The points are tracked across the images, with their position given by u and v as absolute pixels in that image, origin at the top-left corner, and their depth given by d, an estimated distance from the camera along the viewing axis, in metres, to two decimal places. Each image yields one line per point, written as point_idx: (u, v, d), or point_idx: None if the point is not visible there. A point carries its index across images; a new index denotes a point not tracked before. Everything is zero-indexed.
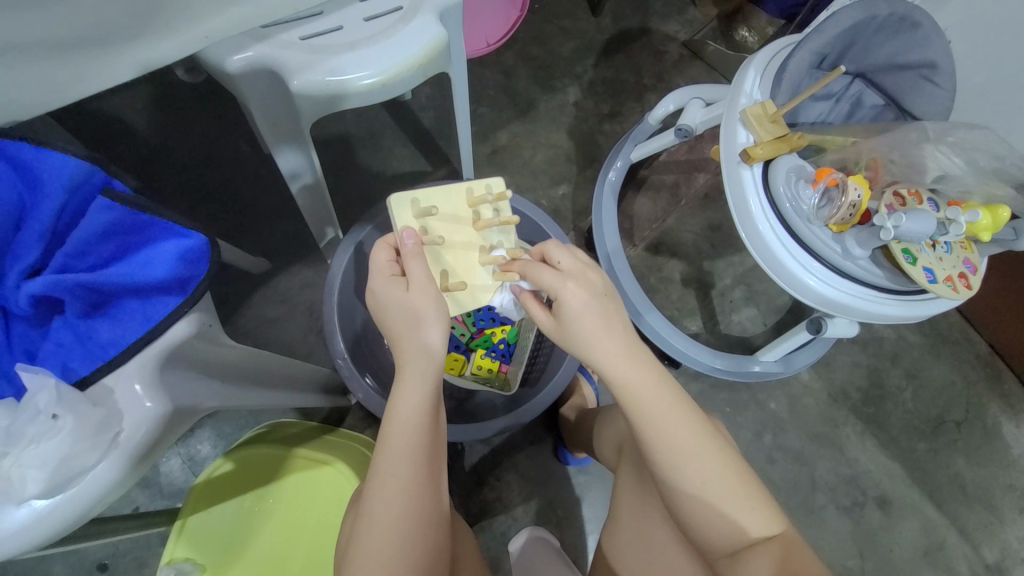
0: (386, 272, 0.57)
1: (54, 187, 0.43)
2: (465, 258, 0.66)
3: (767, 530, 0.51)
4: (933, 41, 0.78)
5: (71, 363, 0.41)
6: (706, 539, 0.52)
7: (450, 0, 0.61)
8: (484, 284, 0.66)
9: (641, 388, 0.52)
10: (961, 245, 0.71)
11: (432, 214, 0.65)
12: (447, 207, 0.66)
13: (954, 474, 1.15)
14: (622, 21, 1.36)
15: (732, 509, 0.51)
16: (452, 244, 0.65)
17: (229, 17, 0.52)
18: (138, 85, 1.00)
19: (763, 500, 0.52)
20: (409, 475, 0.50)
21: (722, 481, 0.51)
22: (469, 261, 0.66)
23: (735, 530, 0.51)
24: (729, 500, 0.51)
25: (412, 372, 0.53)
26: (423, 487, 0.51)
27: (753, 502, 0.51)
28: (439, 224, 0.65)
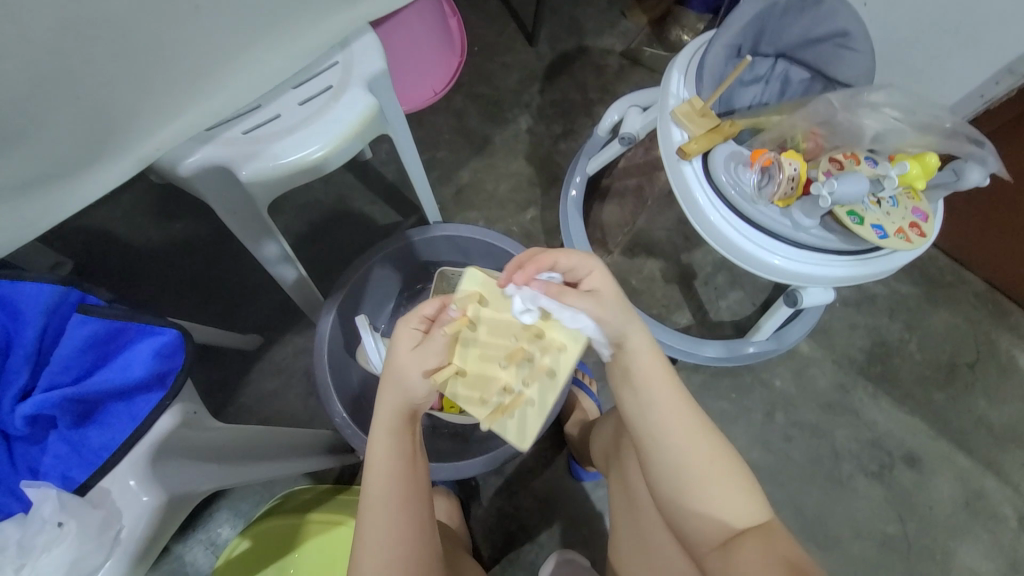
0: (414, 320, 0.55)
1: (32, 312, 0.46)
2: (480, 372, 0.54)
3: (748, 517, 0.52)
4: (840, 11, 0.81)
5: (71, 472, 0.44)
6: (692, 530, 0.53)
7: (374, 69, 0.66)
8: (479, 402, 0.53)
9: (647, 366, 0.55)
10: (907, 196, 0.73)
11: (499, 324, 0.55)
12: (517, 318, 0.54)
13: (978, 417, 1.13)
14: (560, 45, 1.43)
15: (712, 497, 0.52)
16: (486, 358, 0.54)
17: (171, 129, 0.58)
18: (115, 196, 1.06)
19: (741, 485, 0.53)
20: (393, 523, 0.52)
21: (705, 465, 0.53)
22: (485, 375, 0.54)
23: (718, 519, 0.52)
24: (712, 486, 0.52)
25: (383, 426, 0.54)
26: (411, 532, 0.52)
27: (732, 488, 0.52)
28: (494, 324, 0.55)
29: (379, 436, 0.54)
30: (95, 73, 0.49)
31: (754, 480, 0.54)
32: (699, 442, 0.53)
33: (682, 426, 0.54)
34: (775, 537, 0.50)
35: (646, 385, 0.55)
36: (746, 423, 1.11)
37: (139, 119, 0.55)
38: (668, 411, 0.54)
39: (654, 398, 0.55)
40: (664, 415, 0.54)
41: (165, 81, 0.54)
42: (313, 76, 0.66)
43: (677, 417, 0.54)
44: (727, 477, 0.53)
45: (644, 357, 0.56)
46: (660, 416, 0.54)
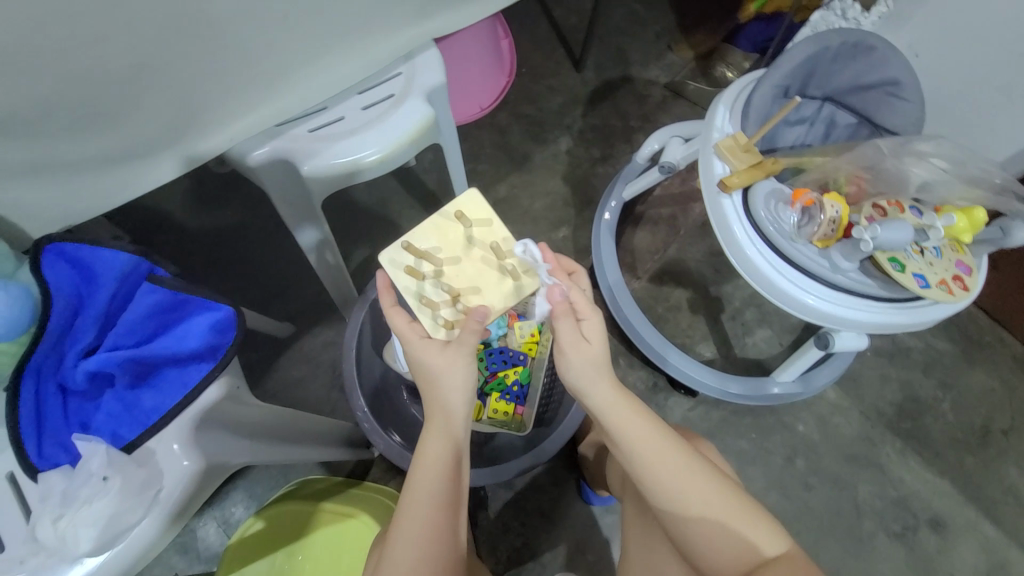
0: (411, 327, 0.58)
1: (107, 277, 0.50)
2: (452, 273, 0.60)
3: (770, 545, 0.52)
4: (892, 60, 0.82)
5: (121, 429, 0.47)
6: (713, 566, 0.53)
7: (434, 82, 0.70)
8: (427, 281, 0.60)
9: (624, 420, 0.55)
10: (951, 248, 0.72)
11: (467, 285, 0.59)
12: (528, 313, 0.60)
13: (1012, 487, 1.08)
14: (605, 73, 1.47)
15: (730, 529, 0.52)
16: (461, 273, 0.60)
17: (245, 121, 0.62)
18: (175, 179, 1.13)
19: (753, 516, 0.53)
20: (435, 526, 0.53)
21: (711, 500, 0.53)
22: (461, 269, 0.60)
23: (738, 552, 0.52)
24: (723, 523, 0.52)
25: (440, 429, 0.56)
26: (447, 535, 0.54)
27: (744, 520, 0.53)
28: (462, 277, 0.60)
29: (428, 441, 0.56)
30: (184, 67, 0.53)
31: (765, 506, 0.55)
32: (701, 480, 0.53)
33: (677, 468, 0.53)
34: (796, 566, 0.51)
35: (631, 436, 0.54)
36: (763, 465, 1.08)
37: (217, 112, 0.59)
38: (656, 462, 0.53)
39: (640, 451, 0.54)
40: (657, 462, 0.54)
41: (245, 78, 0.58)
42: (377, 84, 0.70)
43: (668, 462, 0.54)
44: (738, 510, 0.53)
45: (621, 406, 0.55)
46: (652, 462, 0.54)
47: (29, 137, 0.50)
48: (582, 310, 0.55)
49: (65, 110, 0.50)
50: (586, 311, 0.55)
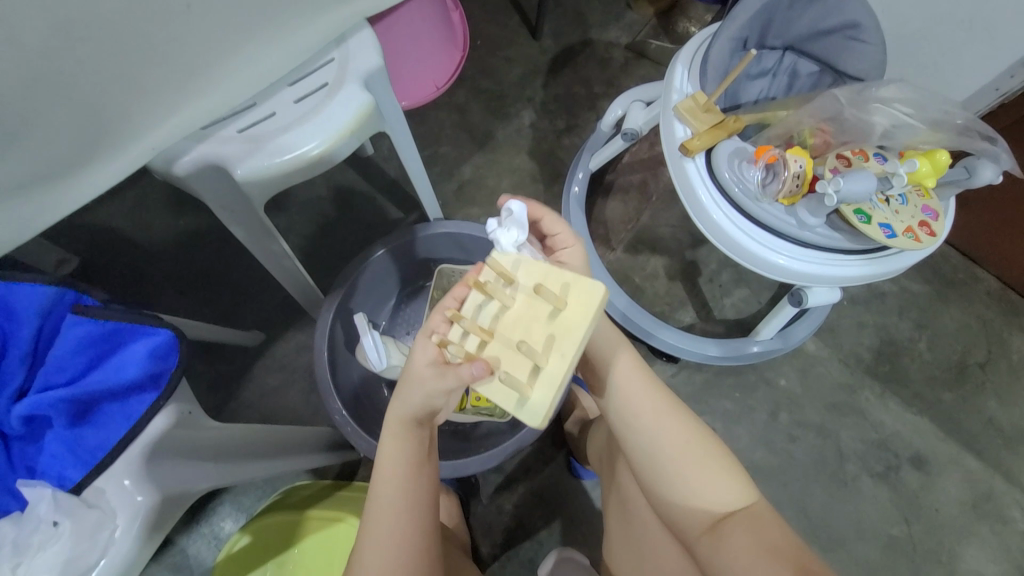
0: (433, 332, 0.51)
1: (26, 314, 0.46)
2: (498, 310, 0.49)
3: (734, 500, 0.52)
4: (849, 2, 0.79)
5: (66, 471, 0.44)
6: (680, 517, 0.54)
7: (370, 66, 0.65)
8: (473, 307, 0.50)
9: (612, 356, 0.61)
10: (918, 193, 0.71)
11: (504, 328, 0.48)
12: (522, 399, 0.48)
13: (987, 418, 1.11)
14: (564, 38, 1.41)
15: (694, 479, 0.53)
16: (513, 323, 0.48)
17: (169, 126, 0.57)
18: (119, 192, 1.07)
19: (721, 466, 0.53)
20: (406, 519, 0.53)
21: (679, 443, 0.55)
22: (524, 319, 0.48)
23: (702, 505, 0.52)
24: (693, 468, 0.53)
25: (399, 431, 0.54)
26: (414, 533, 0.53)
27: (708, 468, 0.53)
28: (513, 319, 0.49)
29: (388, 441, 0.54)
30: (82, 74, 0.48)
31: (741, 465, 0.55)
32: (671, 422, 0.56)
33: (653, 407, 0.57)
34: (758, 518, 0.50)
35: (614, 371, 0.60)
36: (749, 422, 1.10)
37: (134, 120, 0.54)
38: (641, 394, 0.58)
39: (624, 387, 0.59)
40: (635, 400, 0.58)
41: (157, 80, 0.53)
42: (309, 73, 0.65)
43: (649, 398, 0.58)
44: (703, 457, 0.54)
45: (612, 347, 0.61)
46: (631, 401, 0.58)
47: None
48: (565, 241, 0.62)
49: None
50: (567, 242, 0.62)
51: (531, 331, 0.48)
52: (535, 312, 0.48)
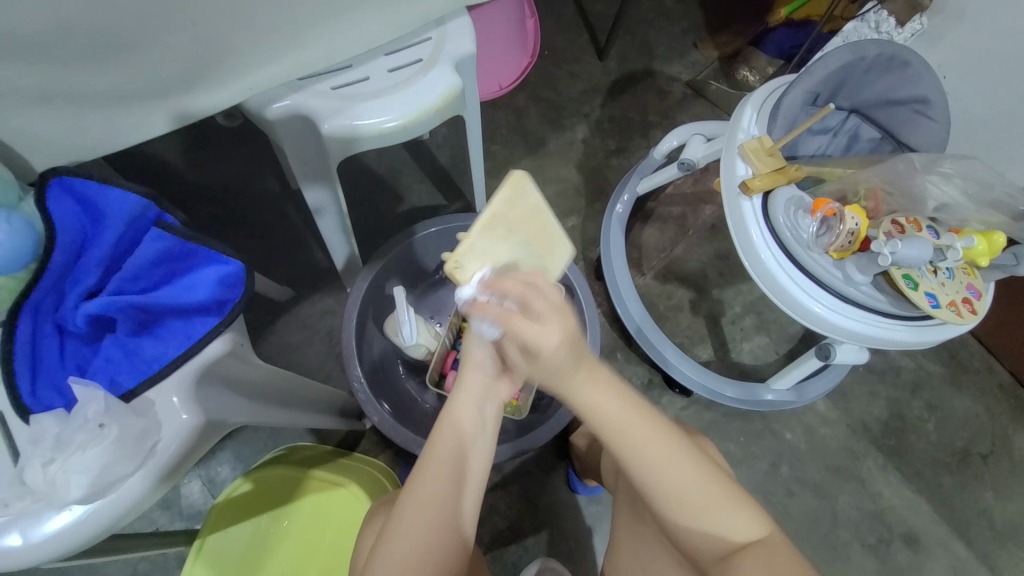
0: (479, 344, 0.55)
1: (115, 219, 0.48)
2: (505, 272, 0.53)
3: (748, 533, 0.52)
4: (924, 78, 0.81)
5: (119, 377, 0.45)
6: (696, 545, 0.53)
7: (464, 52, 0.68)
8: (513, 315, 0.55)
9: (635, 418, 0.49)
10: (963, 271, 0.72)
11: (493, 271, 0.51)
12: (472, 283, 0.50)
13: (984, 510, 1.10)
14: (628, 64, 1.44)
15: (714, 519, 0.52)
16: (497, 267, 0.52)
17: (267, 72, 0.60)
18: (181, 129, 1.09)
19: (739, 505, 0.52)
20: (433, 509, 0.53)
21: (699, 497, 0.51)
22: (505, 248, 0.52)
23: (720, 536, 0.52)
24: (714, 507, 0.51)
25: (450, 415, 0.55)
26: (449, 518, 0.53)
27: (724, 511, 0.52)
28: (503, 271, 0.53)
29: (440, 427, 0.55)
30: (207, 4, 0.51)
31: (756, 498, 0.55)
32: (695, 471, 0.51)
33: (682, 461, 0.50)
34: (777, 554, 0.51)
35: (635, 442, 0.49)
36: (749, 469, 1.10)
37: (239, 59, 0.57)
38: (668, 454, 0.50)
39: (650, 446, 0.49)
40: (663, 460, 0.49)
41: (269, 26, 0.56)
42: (405, 47, 0.67)
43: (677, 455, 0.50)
44: (720, 499, 0.52)
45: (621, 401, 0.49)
46: (652, 467, 0.50)
47: (43, 60, 0.49)
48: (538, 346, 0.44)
49: (84, 35, 0.48)
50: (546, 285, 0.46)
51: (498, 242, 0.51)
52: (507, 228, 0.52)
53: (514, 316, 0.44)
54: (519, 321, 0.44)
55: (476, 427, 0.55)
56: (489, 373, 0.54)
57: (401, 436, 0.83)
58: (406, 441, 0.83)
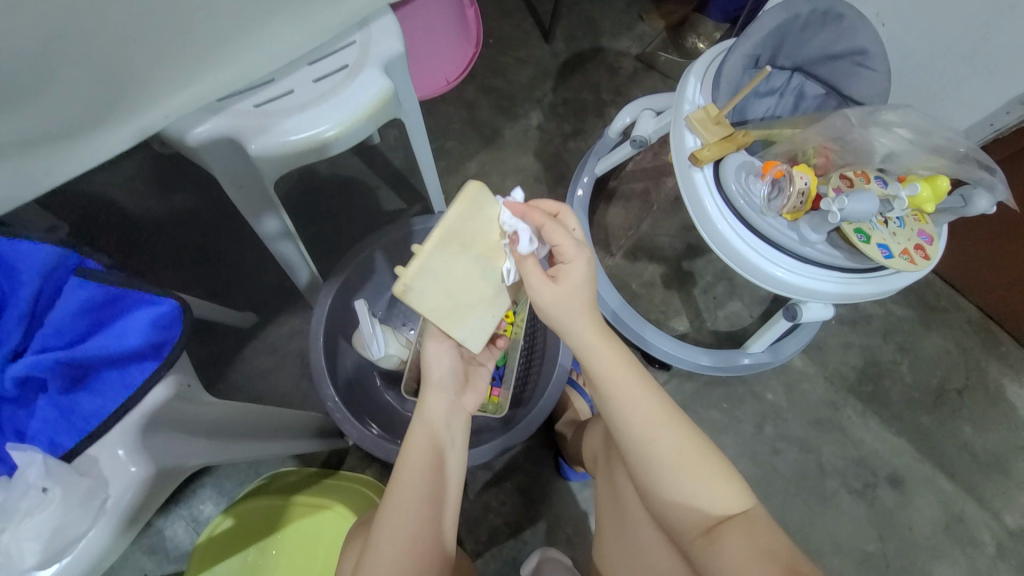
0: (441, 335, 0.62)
1: (30, 272, 0.46)
2: (456, 278, 0.53)
3: (730, 504, 0.52)
4: (860, 29, 0.81)
5: (58, 437, 0.43)
6: (675, 519, 0.54)
7: (391, 53, 0.66)
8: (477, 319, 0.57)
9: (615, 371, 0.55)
10: (913, 218, 0.74)
11: (442, 284, 0.53)
12: (429, 287, 0.52)
13: (963, 443, 1.14)
14: (575, 44, 1.42)
15: (690, 484, 0.52)
16: (449, 271, 0.53)
17: (182, 96, 0.57)
18: (116, 162, 1.04)
19: (714, 469, 0.53)
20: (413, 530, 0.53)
21: (677, 458, 0.53)
22: (455, 264, 0.53)
23: (697, 507, 0.52)
24: (691, 474, 0.53)
25: (422, 425, 0.58)
26: (427, 528, 0.54)
27: (704, 477, 0.53)
28: (452, 287, 0.54)
29: (414, 441, 0.57)
30: (104, 34, 0.48)
31: (734, 469, 0.54)
32: (668, 433, 0.54)
33: (656, 414, 0.54)
34: (756, 527, 0.50)
35: (613, 390, 0.55)
36: (736, 434, 1.12)
37: (151, 85, 0.54)
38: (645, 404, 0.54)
39: (625, 394, 0.55)
40: (637, 412, 0.54)
41: (179, 49, 0.53)
42: (329, 54, 0.65)
43: (651, 407, 0.54)
44: (698, 464, 0.53)
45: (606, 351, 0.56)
46: (630, 417, 0.54)
47: None
48: (563, 256, 0.53)
49: None
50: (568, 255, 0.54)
51: (452, 264, 0.53)
52: (467, 239, 0.53)
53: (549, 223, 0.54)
54: (551, 230, 0.53)
55: (450, 431, 0.60)
56: (450, 389, 0.61)
57: (383, 450, 0.82)
58: (388, 453, 0.81)
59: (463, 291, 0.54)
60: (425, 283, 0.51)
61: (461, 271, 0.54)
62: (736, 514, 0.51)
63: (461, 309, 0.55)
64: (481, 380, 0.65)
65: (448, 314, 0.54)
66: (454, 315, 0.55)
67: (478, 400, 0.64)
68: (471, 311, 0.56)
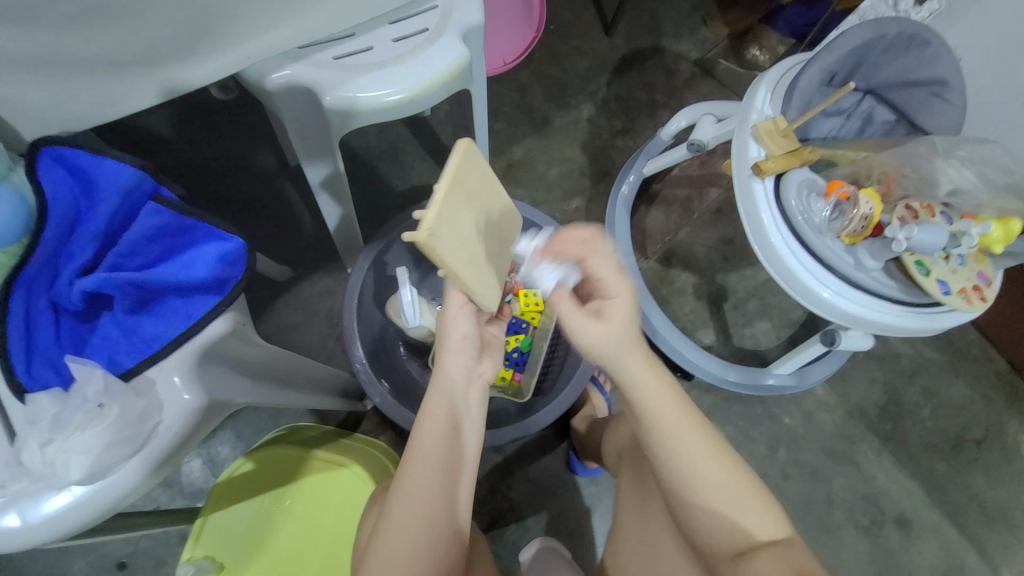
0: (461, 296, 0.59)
1: (109, 192, 0.46)
2: (461, 230, 0.52)
3: (766, 531, 0.52)
4: (943, 59, 0.79)
5: (118, 356, 0.44)
6: (707, 542, 0.53)
7: (472, 22, 0.65)
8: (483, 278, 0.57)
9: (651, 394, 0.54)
10: (974, 258, 0.72)
11: (451, 238, 0.50)
12: (443, 241, 0.49)
13: (975, 494, 1.12)
14: (635, 41, 1.40)
15: (727, 511, 0.52)
16: (456, 224, 0.51)
17: (264, 39, 0.57)
18: (174, 101, 1.05)
19: (751, 495, 0.53)
20: (426, 497, 0.53)
21: (714, 482, 0.52)
22: (462, 215, 0.51)
23: (731, 533, 0.52)
24: (729, 501, 0.52)
25: (442, 391, 0.57)
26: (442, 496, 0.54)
27: (744, 500, 0.52)
28: (460, 241, 0.51)
29: (433, 409, 0.56)
30: None
31: (770, 495, 0.54)
32: (707, 460, 0.53)
33: (695, 440, 0.53)
34: (794, 557, 0.50)
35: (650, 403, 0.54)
36: (748, 452, 1.11)
37: (236, 25, 0.54)
38: (683, 433, 0.53)
39: (660, 414, 0.54)
40: (674, 434, 0.53)
41: None
42: (411, 16, 0.65)
43: (690, 437, 0.53)
44: (739, 487, 0.52)
45: (639, 371, 0.55)
46: (672, 438, 0.53)
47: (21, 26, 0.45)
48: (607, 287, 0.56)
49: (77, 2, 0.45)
50: (613, 288, 0.56)
51: (458, 216, 0.51)
52: (471, 193, 0.53)
53: (591, 258, 0.57)
54: (592, 258, 0.57)
55: (467, 399, 0.58)
56: (469, 355, 0.59)
57: (403, 418, 0.82)
58: (408, 422, 0.82)
59: (469, 246, 0.53)
60: (436, 233, 0.48)
61: (466, 222, 0.52)
62: (772, 540, 0.51)
63: (469, 265, 0.54)
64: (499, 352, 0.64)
65: (459, 270, 0.52)
66: (466, 271, 0.53)
67: (494, 367, 0.63)
68: (480, 268, 0.56)
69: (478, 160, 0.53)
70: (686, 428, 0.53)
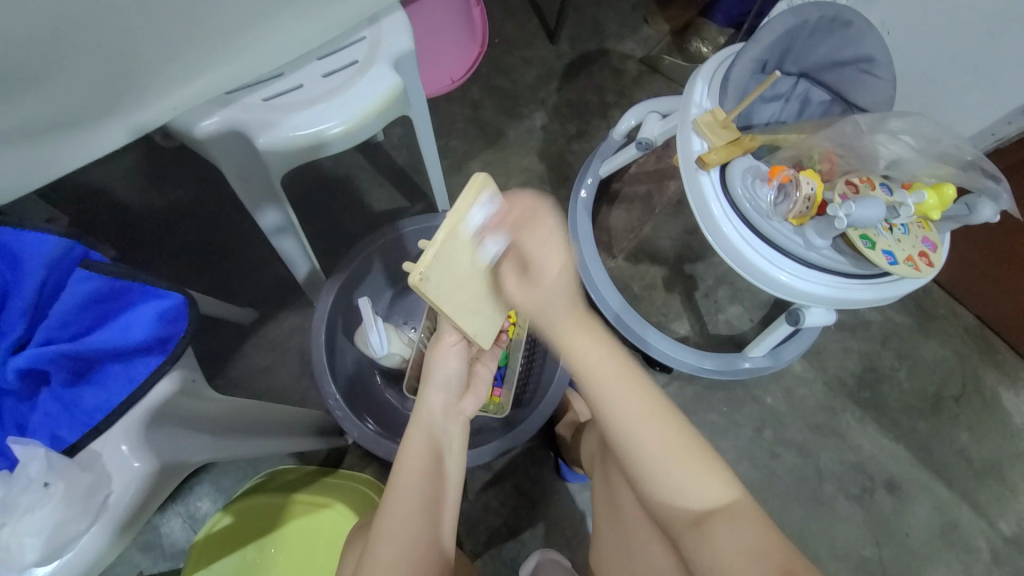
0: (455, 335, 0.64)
1: (35, 264, 0.45)
2: (461, 271, 0.54)
3: (716, 495, 0.52)
4: (866, 37, 0.82)
5: (60, 431, 0.42)
6: (666, 511, 0.54)
7: (401, 49, 0.66)
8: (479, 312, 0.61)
9: (593, 368, 0.54)
10: (918, 225, 0.74)
11: (449, 279, 0.54)
12: (439, 281, 0.52)
13: (959, 449, 1.15)
14: (580, 46, 1.42)
15: (677, 478, 0.52)
16: (457, 266, 0.54)
17: (190, 89, 0.56)
18: (118, 155, 1.03)
19: (699, 460, 0.53)
20: (412, 528, 0.53)
21: (661, 450, 0.52)
22: (464, 259, 0.54)
23: (685, 501, 0.52)
24: (678, 468, 0.52)
25: (425, 424, 0.60)
26: (426, 525, 0.54)
27: (694, 466, 0.52)
28: (457, 281, 0.55)
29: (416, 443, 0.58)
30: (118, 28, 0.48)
31: (721, 457, 0.54)
32: (651, 427, 0.53)
33: (640, 408, 0.53)
34: (742, 517, 0.50)
35: (594, 377, 0.54)
36: (735, 437, 1.12)
37: (156, 77, 0.54)
38: (627, 403, 0.53)
39: (605, 390, 0.54)
40: (617, 407, 0.53)
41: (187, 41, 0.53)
42: (339, 49, 0.65)
43: (636, 407, 0.53)
44: (687, 453, 0.52)
45: (580, 343, 0.54)
46: (616, 411, 0.53)
47: None
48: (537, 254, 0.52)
49: None
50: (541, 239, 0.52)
51: (459, 259, 0.54)
52: (479, 236, 0.54)
53: (527, 231, 0.52)
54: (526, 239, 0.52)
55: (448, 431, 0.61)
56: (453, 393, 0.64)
57: (384, 449, 0.81)
58: (388, 453, 0.81)
59: (469, 286, 0.57)
60: (433, 275, 0.51)
61: (466, 263, 0.55)
62: (723, 505, 0.51)
63: (468, 303, 0.58)
64: (483, 387, 0.67)
65: (455, 307, 0.56)
66: (464, 310, 0.58)
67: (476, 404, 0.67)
68: (478, 304, 0.60)
69: (490, 199, 0.52)
70: (632, 399, 0.53)
